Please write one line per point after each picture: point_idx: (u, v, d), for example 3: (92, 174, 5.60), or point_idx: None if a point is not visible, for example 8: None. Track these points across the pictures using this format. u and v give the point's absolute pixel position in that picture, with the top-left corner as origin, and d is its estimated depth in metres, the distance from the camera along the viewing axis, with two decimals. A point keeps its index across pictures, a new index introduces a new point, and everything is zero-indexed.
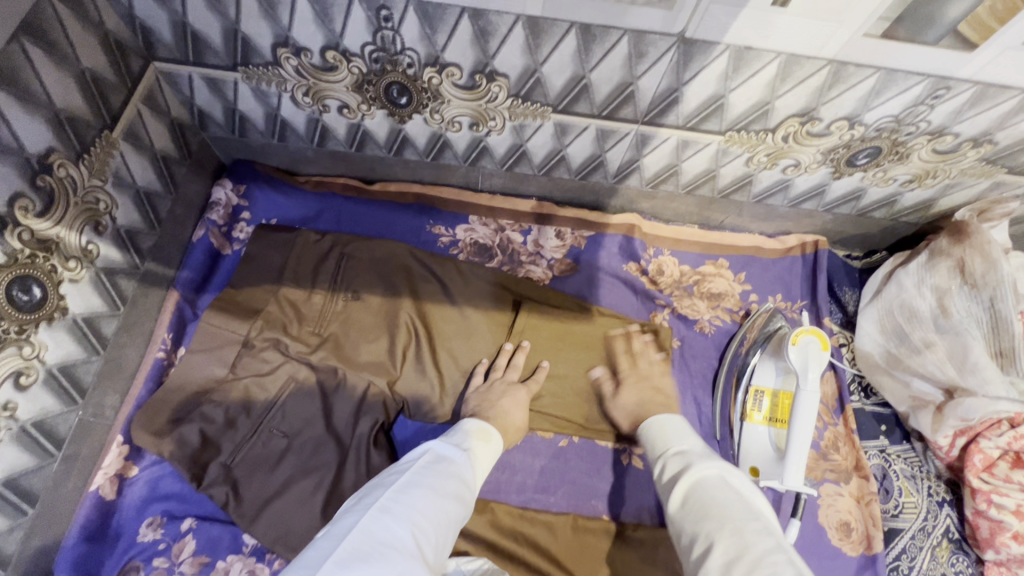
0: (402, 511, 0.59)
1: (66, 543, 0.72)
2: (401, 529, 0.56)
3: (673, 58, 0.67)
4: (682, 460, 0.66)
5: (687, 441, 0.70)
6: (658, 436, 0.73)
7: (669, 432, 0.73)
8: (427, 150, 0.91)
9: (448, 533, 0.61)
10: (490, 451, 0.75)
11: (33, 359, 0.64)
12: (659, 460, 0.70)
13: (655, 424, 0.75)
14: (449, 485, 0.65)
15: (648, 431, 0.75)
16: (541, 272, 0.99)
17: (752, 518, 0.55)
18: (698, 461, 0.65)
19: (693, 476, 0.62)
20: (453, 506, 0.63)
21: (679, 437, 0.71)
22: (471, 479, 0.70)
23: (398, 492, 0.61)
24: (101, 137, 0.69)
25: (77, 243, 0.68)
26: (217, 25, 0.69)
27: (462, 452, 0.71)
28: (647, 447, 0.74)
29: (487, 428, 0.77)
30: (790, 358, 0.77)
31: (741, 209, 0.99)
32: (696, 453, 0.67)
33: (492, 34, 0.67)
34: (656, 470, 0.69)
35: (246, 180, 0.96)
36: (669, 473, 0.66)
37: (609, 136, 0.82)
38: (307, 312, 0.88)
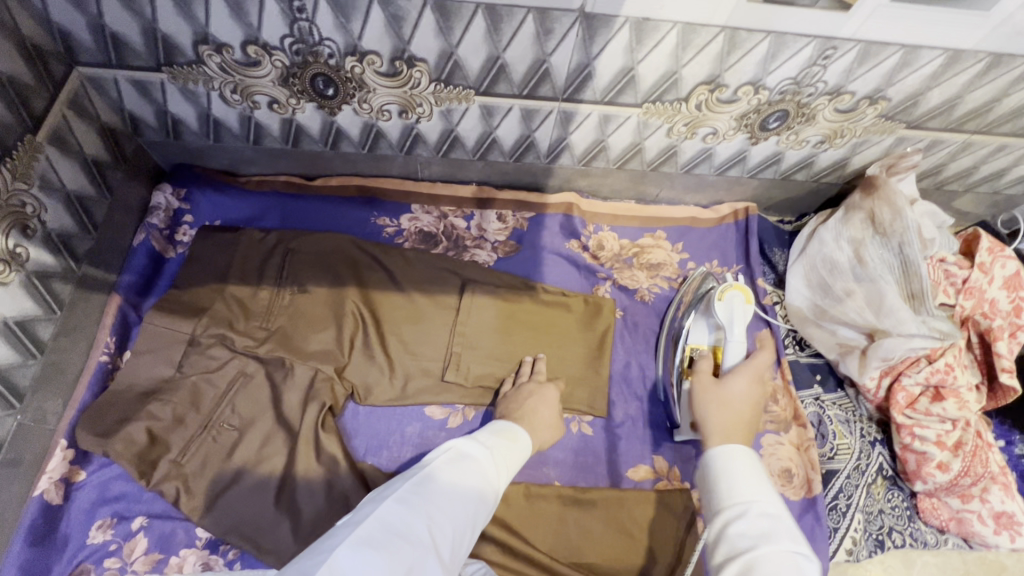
0: (420, 502, 0.57)
1: (13, 548, 0.71)
2: (417, 520, 0.55)
3: (579, 33, 0.71)
4: (767, 536, 0.51)
5: (769, 503, 0.55)
6: (732, 483, 0.57)
7: (749, 483, 0.57)
8: (363, 142, 0.92)
9: (469, 530, 0.60)
10: (516, 450, 0.73)
11: None
12: (731, 517, 0.54)
13: (735, 465, 0.59)
14: (472, 483, 0.63)
15: (723, 470, 0.59)
16: (485, 255, 1.01)
17: None
18: (783, 545, 0.50)
19: (775, 562, 0.49)
20: (475, 504, 0.61)
21: (762, 493, 0.56)
22: (496, 478, 0.67)
23: (417, 485, 0.59)
24: (23, 141, 0.70)
25: (2, 245, 0.69)
26: (136, 25, 0.71)
27: (490, 451, 0.69)
28: (709, 491, 0.59)
29: (513, 429, 0.76)
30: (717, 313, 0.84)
31: (673, 181, 1.04)
32: (785, 528, 0.52)
33: (404, 19, 0.70)
34: (721, 528, 0.54)
35: (187, 183, 0.98)
36: (740, 543, 0.52)
37: (534, 115, 0.86)
38: (254, 308, 0.89)
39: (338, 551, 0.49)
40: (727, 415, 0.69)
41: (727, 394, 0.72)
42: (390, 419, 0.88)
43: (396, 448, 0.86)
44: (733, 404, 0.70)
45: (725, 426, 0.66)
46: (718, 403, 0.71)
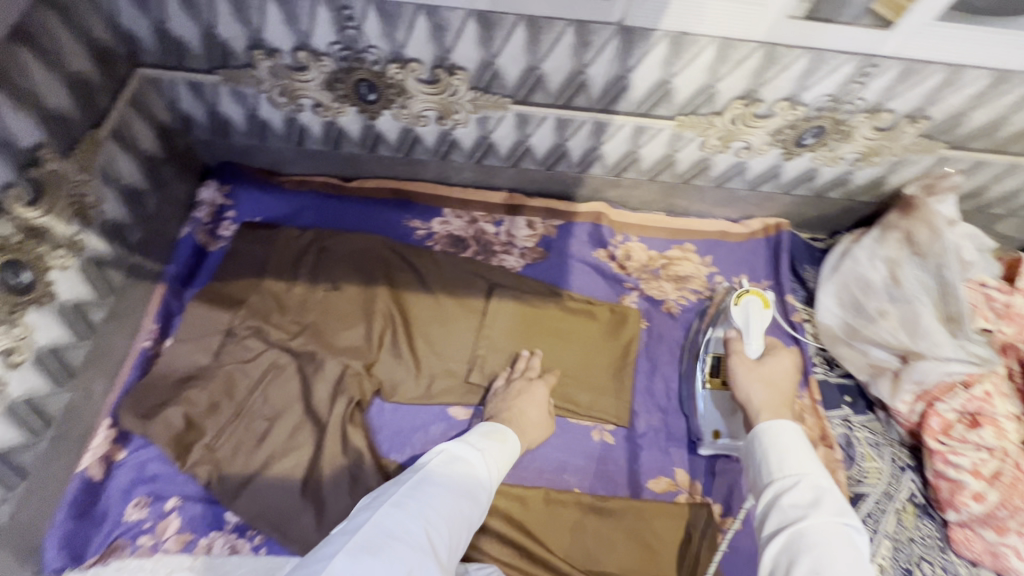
0: (416, 504, 0.58)
1: (56, 519, 0.75)
2: (413, 523, 0.55)
3: (617, 45, 0.73)
4: (820, 508, 0.52)
5: (821, 477, 0.55)
6: (783, 455, 0.58)
7: (800, 456, 0.57)
8: (400, 146, 0.95)
9: (464, 531, 0.60)
10: (506, 451, 0.73)
11: (22, 340, 0.66)
12: (782, 488, 0.55)
13: (786, 439, 0.59)
14: (464, 485, 0.63)
15: (775, 443, 0.59)
16: (513, 260, 1.03)
17: None
18: (833, 519, 0.51)
19: (823, 532, 0.50)
20: (468, 504, 0.62)
21: (813, 467, 0.56)
22: (487, 480, 0.67)
23: (413, 489, 0.59)
24: (89, 134, 0.74)
25: (65, 233, 0.71)
26: (196, 29, 0.75)
27: (479, 452, 0.69)
28: (758, 460, 0.60)
29: (503, 430, 0.76)
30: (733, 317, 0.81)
31: (704, 194, 1.04)
32: (838, 503, 0.53)
33: (447, 29, 0.72)
34: (773, 495, 0.56)
35: (231, 180, 1.02)
36: (790, 513, 0.53)
37: (568, 124, 0.87)
38: (288, 303, 0.93)
39: (335, 558, 0.50)
40: (771, 391, 0.68)
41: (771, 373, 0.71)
42: (412, 417, 0.89)
43: (419, 446, 0.87)
44: (778, 383, 0.70)
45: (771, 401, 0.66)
46: (761, 379, 0.70)
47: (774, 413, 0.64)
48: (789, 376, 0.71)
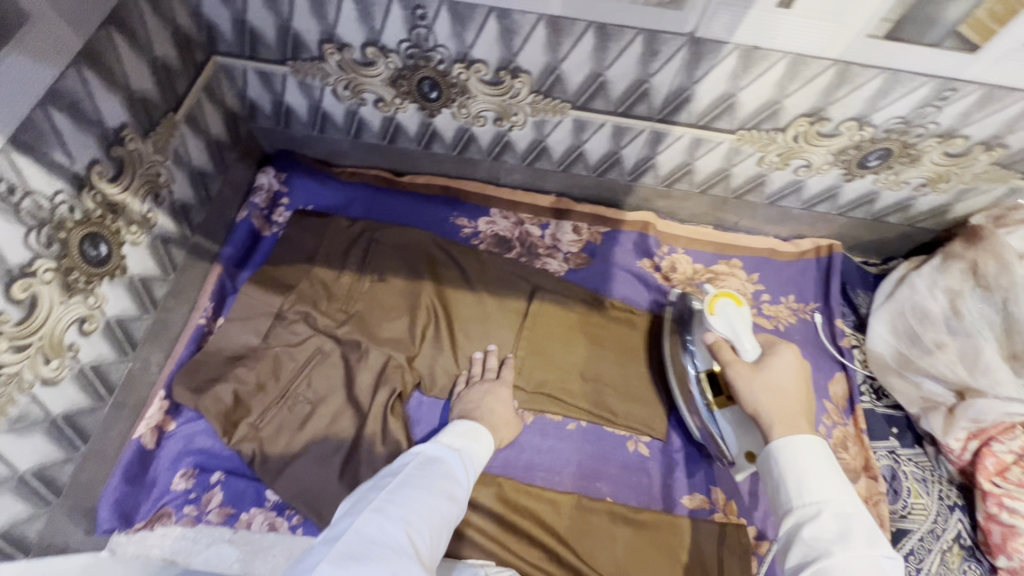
0: (397, 506, 0.57)
1: (110, 482, 0.78)
2: (394, 526, 0.55)
3: (685, 57, 0.72)
4: (845, 539, 0.51)
5: (844, 503, 0.54)
6: (805, 481, 0.56)
7: (822, 481, 0.55)
8: (454, 144, 0.96)
9: (445, 530, 0.60)
10: (481, 450, 0.73)
11: (95, 309, 0.69)
12: (807, 517, 0.54)
13: (807, 459, 0.57)
14: (444, 484, 0.63)
15: (794, 465, 0.57)
16: (556, 264, 1.03)
17: None
18: (863, 551, 0.50)
19: (852, 565, 0.49)
20: (449, 503, 0.61)
21: (836, 492, 0.54)
22: (464, 479, 0.67)
23: (392, 493, 0.58)
24: (167, 117, 0.77)
25: (138, 210, 0.74)
26: (272, 21, 0.77)
27: (455, 452, 0.69)
28: (777, 483, 0.58)
29: (476, 428, 0.76)
30: (716, 328, 0.75)
31: (755, 211, 1.02)
32: (865, 533, 0.52)
33: (516, 32, 0.73)
34: (797, 526, 0.54)
35: (287, 168, 1.05)
36: (815, 546, 0.52)
37: (625, 132, 0.87)
38: (336, 291, 0.95)
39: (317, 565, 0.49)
40: (778, 396, 0.64)
41: (771, 377, 0.66)
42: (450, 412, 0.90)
43: None
44: (783, 381, 0.65)
45: (781, 410, 0.62)
46: (764, 384, 0.66)
47: (785, 427, 0.60)
48: (792, 370, 0.66)
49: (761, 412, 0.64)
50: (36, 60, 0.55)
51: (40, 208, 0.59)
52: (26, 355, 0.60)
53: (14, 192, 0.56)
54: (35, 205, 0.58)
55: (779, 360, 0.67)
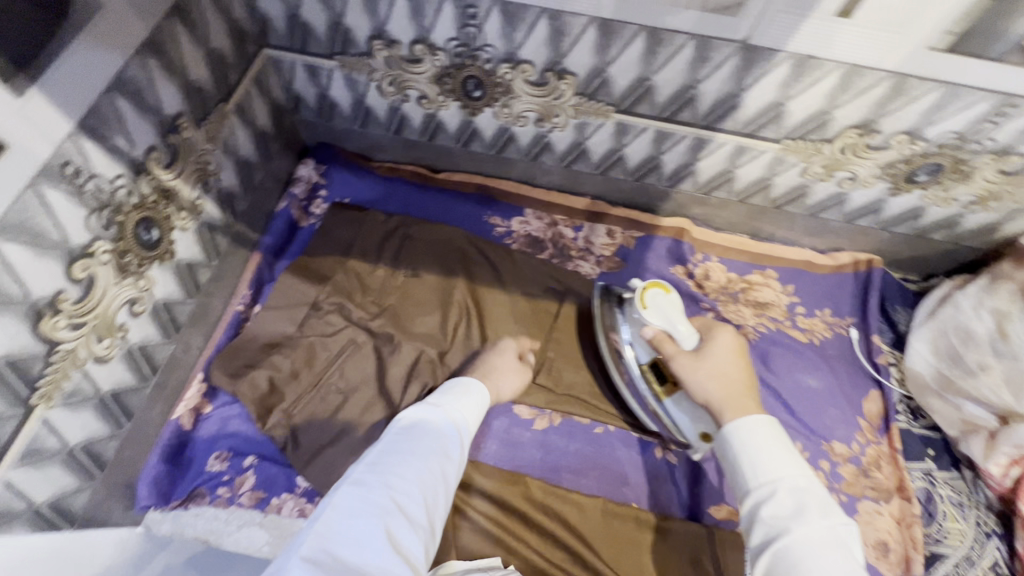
0: (382, 475, 0.54)
1: (150, 461, 0.80)
2: (375, 494, 0.52)
3: (735, 64, 0.71)
4: (802, 512, 0.50)
5: (799, 476, 0.52)
6: (757, 458, 0.54)
7: (775, 457, 0.54)
8: (493, 143, 0.97)
9: (439, 490, 0.57)
10: (473, 403, 0.69)
11: (145, 291, 0.71)
12: (762, 495, 0.52)
13: (756, 435, 0.56)
14: (433, 446, 0.60)
15: (746, 442, 0.56)
16: (589, 267, 1.03)
17: None
18: (821, 524, 0.49)
19: (813, 537, 0.48)
20: (439, 466, 0.58)
21: (790, 468, 0.53)
22: (457, 436, 0.64)
23: (374, 463, 0.55)
24: (218, 108, 0.79)
25: (189, 196, 0.76)
26: (325, 16, 0.78)
27: (445, 412, 0.65)
28: (733, 465, 0.56)
29: (468, 382, 0.72)
30: (654, 323, 0.74)
31: (794, 222, 1.01)
32: (821, 503, 0.50)
33: (566, 34, 0.73)
34: (755, 506, 0.52)
35: (326, 161, 1.06)
36: (775, 525, 0.50)
37: (667, 138, 0.87)
38: (370, 284, 0.97)
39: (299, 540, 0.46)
40: (724, 381, 0.65)
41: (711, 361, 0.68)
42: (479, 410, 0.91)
43: (483, 439, 0.89)
44: (725, 364, 0.67)
45: (728, 395, 0.63)
46: (707, 371, 0.67)
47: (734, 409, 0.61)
48: (729, 351, 0.68)
49: (711, 403, 0.65)
50: (107, 48, 0.57)
51: (101, 191, 0.60)
52: (81, 333, 0.62)
53: (79, 174, 0.57)
54: (97, 188, 0.60)
55: (717, 344, 0.69)
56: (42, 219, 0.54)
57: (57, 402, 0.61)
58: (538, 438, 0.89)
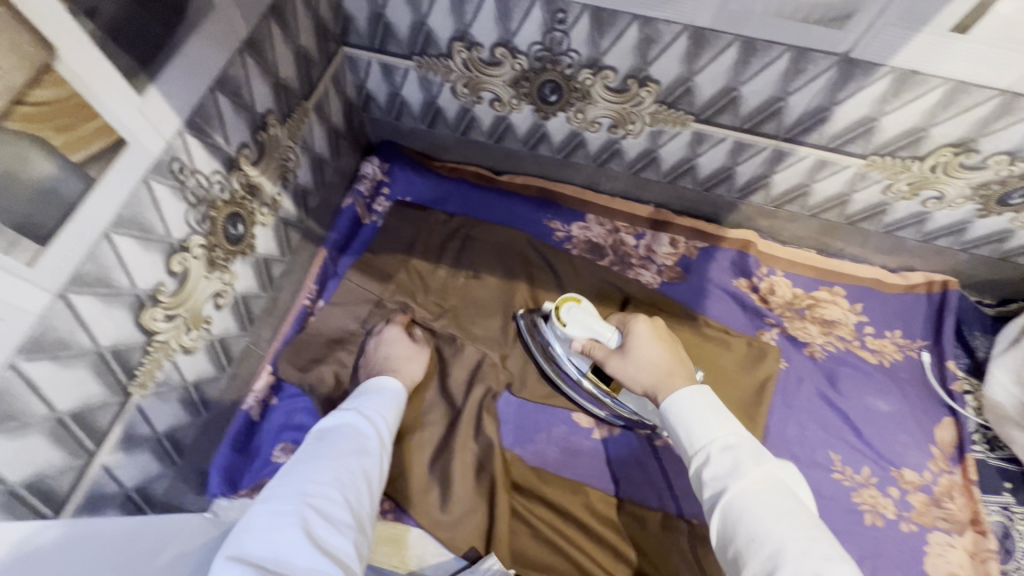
0: (295, 482, 0.59)
1: (219, 450, 0.81)
2: (291, 499, 0.57)
3: (832, 77, 0.69)
4: (733, 466, 0.58)
5: (727, 433, 0.61)
6: (691, 429, 0.63)
7: (704, 423, 0.62)
8: (561, 147, 0.96)
9: (357, 485, 0.63)
10: (384, 403, 0.77)
11: (228, 285, 0.72)
12: (702, 458, 0.61)
13: (686, 409, 0.64)
14: (344, 446, 0.66)
15: (680, 417, 0.64)
16: (649, 276, 1.02)
17: (812, 532, 0.53)
18: (750, 471, 0.57)
19: (750, 482, 0.56)
20: (355, 462, 0.65)
21: (718, 429, 0.61)
22: (371, 435, 0.70)
23: (287, 475, 0.61)
24: (301, 106, 0.79)
25: (270, 192, 0.77)
26: (409, 17, 0.78)
27: (357, 413, 0.73)
28: (676, 439, 0.64)
29: (380, 383, 0.81)
30: (575, 334, 0.79)
31: (867, 239, 0.98)
32: (747, 450, 0.59)
33: (656, 42, 0.71)
34: (699, 469, 0.61)
35: (390, 159, 1.07)
36: (714, 484, 0.58)
37: (745, 149, 0.85)
38: (431, 283, 0.98)
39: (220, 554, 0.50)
40: (654, 367, 0.73)
41: (637, 356, 0.74)
42: (538, 416, 0.90)
43: (540, 446, 0.88)
44: (650, 350, 0.74)
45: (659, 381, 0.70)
46: (637, 361, 0.74)
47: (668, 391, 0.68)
48: (649, 342, 0.75)
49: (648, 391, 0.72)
50: (214, 47, 0.58)
51: (200, 186, 0.62)
52: (173, 325, 0.63)
53: (183, 170, 0.58)
54: (196, 184, 0.61)
55: (636, 338, 0.76)
56: (150, 214, 0.55)
57: (149, 391, 0.62)
58: (597, 448, 0.88)
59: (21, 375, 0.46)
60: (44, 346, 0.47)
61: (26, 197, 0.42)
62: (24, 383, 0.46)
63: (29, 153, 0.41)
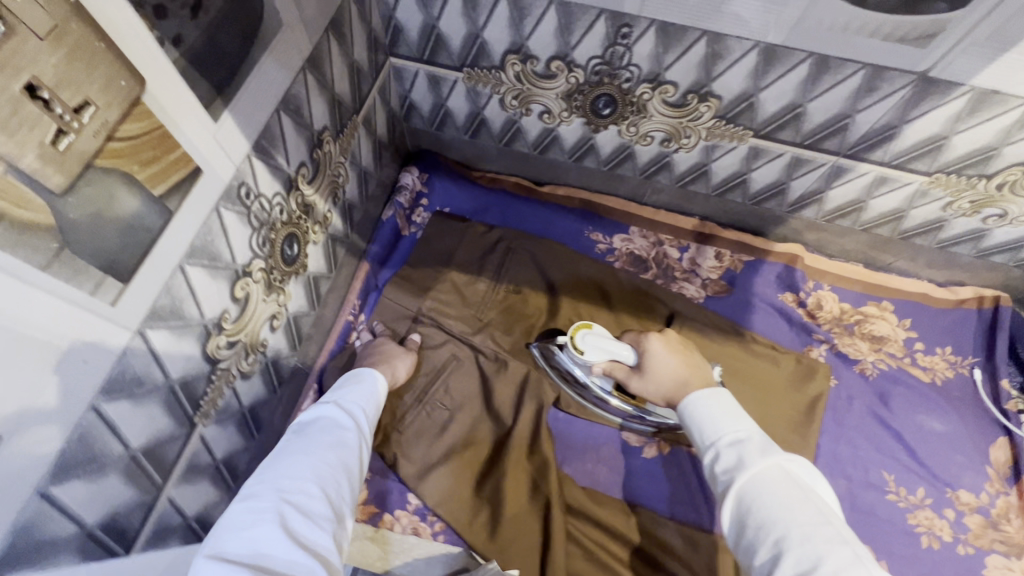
0: (273, 479, 0.56)
1: None
2: (267, 497, 0.54)
3: (905, 95, 0.67)
4: (740, 457, 0.60)
5: (738, 429, 0.64)
6: (703, 427, 0.66)
7: (715, 421, 0.65)
8: (607, 160, 0.94)
9: (339, 476, 0.60)
10: (364, 392, 0.74)
11: (282, 307, 0.70)
12: (712, 453, 0.63)
13: (701, 408, 0.68)
14: (324, 438, 0.63)
15: (695, 415, 0.68)
16: (694, 290, 1.01)
17: (819, 518, 0.53)
18: (758, 462, 0.59)
19: (757, 472, 0.58)
20: (337, 454, 0.62)
21: (728, 426, 0.64)
22: (351, 424, 0.67)
23: (264, 471, 0.58)
24: (352, 120, 0.77)
25: (322, 210, 0.75)
26: (463, 29, 0.76)
27: (335, 405, 0.70)
28: (692, 437, 0.68)
29: (361, 373, 0.78)
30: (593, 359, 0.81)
31: (918, 253, 0.96)
32: (756, 444, 0.61)
33: (723, 57, 0.69)
34: (709, 463, 0.63)
35: (430, 169, 1.05)
36: (722, 477, 0.61)
37: (802, 165, 0.83)
38: (469, 296, 0.95)
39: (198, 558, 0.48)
40: (672, 379, 0.75)
41: (654, 373, 0.76)
42: (586, 434, 0.90)
43: (588, 464, 0.88)
44: (664, 365, 0.76)
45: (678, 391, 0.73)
46: (655, 378, 0.76)
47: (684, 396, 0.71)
48: (662, 356, 0.77)
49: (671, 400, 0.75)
50: (280, 67, 0.56)
51: (263, 210, 0.60)
52: (234, 351, 0.62)
53: (249, 195, 0.56)
54: (260, 208, 0.59)
55: (649, 355, 0.78)
56: (219, 242, 0.53)
57: (211, 420, 0.61)
58: (646, 466, 0.88)
59: (102, 416, 0.44)
60: (122, 385, 0.46)
61: (114, 236, 0.40)
62: (103, 424, 0.45)
63: (117, 190, 0.39)
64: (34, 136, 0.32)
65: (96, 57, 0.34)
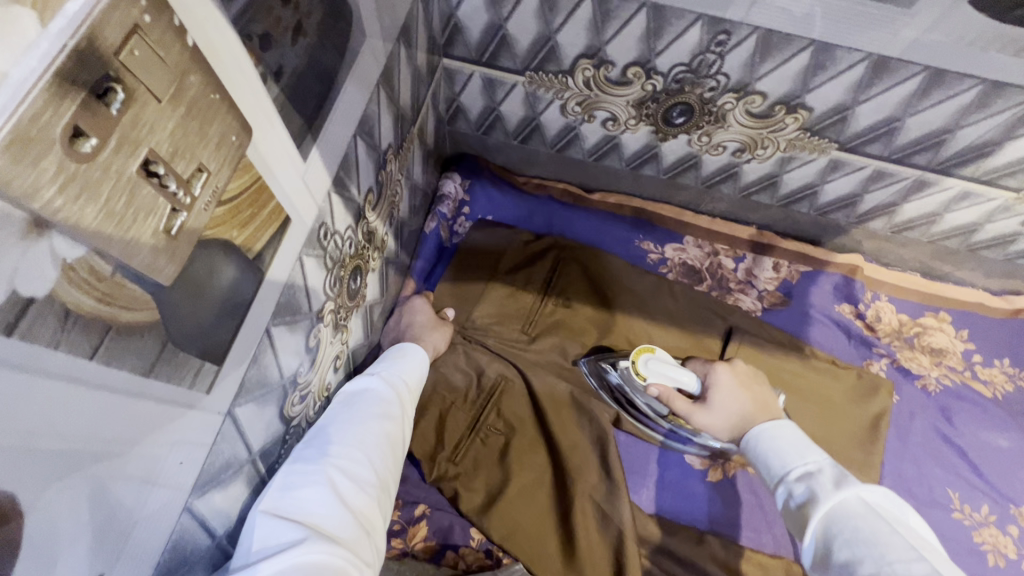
0: (319, 441, 0.50)
1: None
2: (314, 467, 0.47)
3: (1019, 112, 0.63)
4: (812, 491, 0.55)
5: (807, 460, 0.59)
6: (768, 461, 0.62)
7: (782, 453, 0.61)
8: (669, 168, 0.88)
9: (385, 457, 0.53)
10: (413, 364, 0.65)
11: (344, 345, 0.64)
12: (782, 489, 0.59)
13: (764, 439, 0.64)
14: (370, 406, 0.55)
15: (759, 447, 0.64)
16: (750, 302, 0.96)
17: (909, 552, 0.47)
18: (831, 495, 0.54)
19: (832, 508, 0.52)
20: (384, 423, 0.55)
21: (797, 457, 0.60)
22: (399, 398, 0.59)
23: (313, 435, 0.51)
24: (410, 131, 0.70)
25: (381, 233, 0.68)
26: (534, 30, 0.68)
27: (383, 376, 0.60)
28: (759, 472, 0.64)
29: (409, 346, 0.67)
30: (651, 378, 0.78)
31: (980, 263, 0.94)
32: (826, 475, 0.56)
33: (826, 69, 0.63)
34: (782, 501, 0.59)
35: (471, 174, 0.99)
36: (798, 514, 0.56)
37: (884, 178, 0.78)
38: (517, 311, 0.89)
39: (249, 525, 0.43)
40: (739, 413, 0.70)
41: (717, 403, 0.73)
42: (649, 458, 0.87)
43: (653, 488, 0.85)
44: (730, 398, 0.72)
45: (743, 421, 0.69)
46: (719, 409, 0.72)
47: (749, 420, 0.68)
48: (731, 389, 0.73)
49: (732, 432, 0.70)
50: (360, 87, 0.48)
51: (336, 248, 0.53)
52: (305, 405, 0.55)
53: (327, 235, 0.49)
54: (334, 246, 0.52)
55: (717, 387, 0.74)
56: (300, 294, 0.46)
57: None
58: (713, 490, 0.85)
59: (195, 513, 0.38)
60: (213, 475, 0.40)
61: (211, 316, 0.33)
62: (195, 520, 0.39)
63: (218, 261, 0.32)
64: (149, 225, 0.25)
65: (211, 112, 0.28)
